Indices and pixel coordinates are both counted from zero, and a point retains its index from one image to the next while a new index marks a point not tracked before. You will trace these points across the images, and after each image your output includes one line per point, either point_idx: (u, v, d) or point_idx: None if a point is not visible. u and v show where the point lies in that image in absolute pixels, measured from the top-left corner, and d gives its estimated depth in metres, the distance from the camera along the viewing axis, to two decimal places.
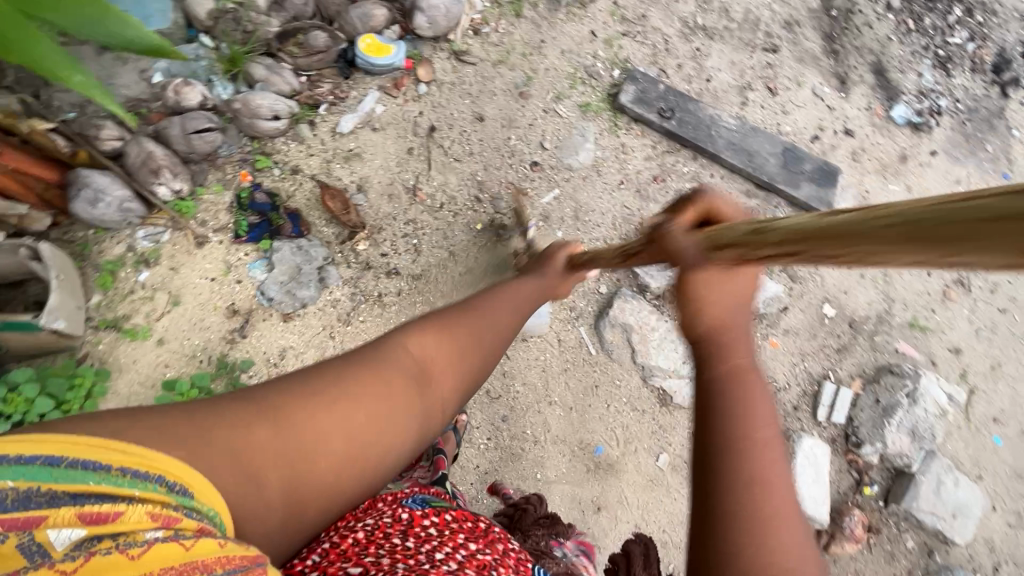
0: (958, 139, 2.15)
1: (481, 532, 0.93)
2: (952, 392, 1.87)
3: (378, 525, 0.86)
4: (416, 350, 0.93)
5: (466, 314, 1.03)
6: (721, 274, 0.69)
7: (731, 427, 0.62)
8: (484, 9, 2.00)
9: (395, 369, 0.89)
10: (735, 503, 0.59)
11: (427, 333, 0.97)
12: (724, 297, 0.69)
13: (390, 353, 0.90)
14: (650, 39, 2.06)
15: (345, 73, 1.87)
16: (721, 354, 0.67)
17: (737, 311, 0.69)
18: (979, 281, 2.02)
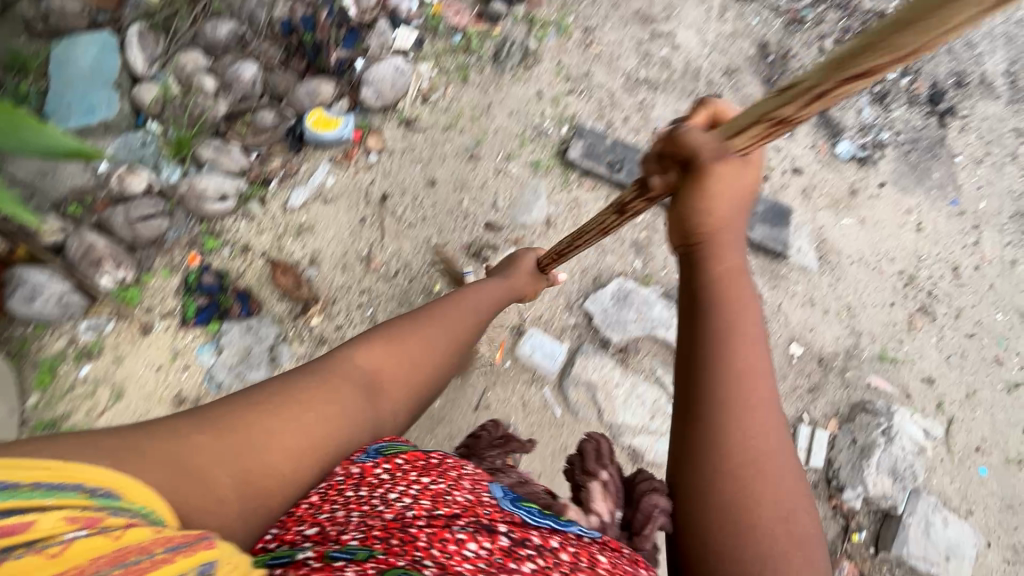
0: (904, 170, 2.20)
1: (433, 465, 0.85)
2: (927, 427, 1.82)
3: (330, 484, 0.81)
4: (368, 361, 1.00)
5: (423, 316, 1.14)
6: (735, 171, 0.80)
7: (717, 328, 0.83)
8: (431, 77, 2.05)
9: (348, 373, 0.96)
10: (721, 394, 0.81)
11: (377, 343, 1.04)
12: (727, 202, 0.82)
13: (336, 364, 0.97)
14: (596, 95, 2.12)
15: (295, 147, 1.87)
16: (715, 253, 0.86)
17: (733, 216, 0.84)
18: (942, 307, 2.03)
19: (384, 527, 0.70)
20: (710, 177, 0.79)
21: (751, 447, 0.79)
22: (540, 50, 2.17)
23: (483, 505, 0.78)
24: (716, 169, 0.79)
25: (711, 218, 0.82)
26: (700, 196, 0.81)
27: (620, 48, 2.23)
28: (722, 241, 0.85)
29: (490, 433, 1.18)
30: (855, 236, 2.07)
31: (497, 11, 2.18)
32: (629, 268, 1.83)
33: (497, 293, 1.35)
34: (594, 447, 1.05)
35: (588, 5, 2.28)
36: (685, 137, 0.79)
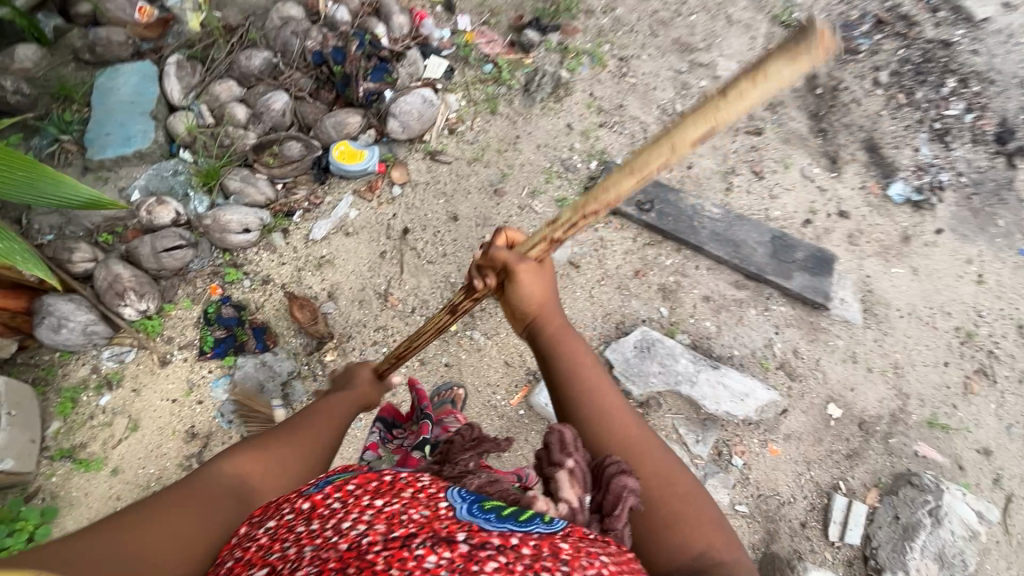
0: (965, 215, 2.03)
1: (386, 485, 0.69)
2: (982, 510, 1.64)
3: (279, 523, 0.68)
4: (234, 469, 0.86)
5: (299, 420, 1.04)
6: (536, 271, 1.02)
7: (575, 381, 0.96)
8: (459, 108, 2.03)
9: (209, 483, 0.82)
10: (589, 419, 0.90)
11: (248, 453, 0.90)
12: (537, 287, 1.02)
13: (197, 483, 0.82)
14: (628, 129, 2.05)
15: (320, 178, 1.88)
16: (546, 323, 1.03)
17: (549, 301, 1.04)
18: (1005, 370, 1.84)
19: (340, 558, 0.58)
20: (521, 274, 1.00)
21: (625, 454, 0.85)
22: (572, 80, 2.11)
23: (442, 519, 0.62)
24: (523, 269, 1.00)
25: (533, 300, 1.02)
26: (520, 289, 1.00)
27: (656, 79, 2.15)
28: (552, 316, 1.04)
29: (464, 438, 1.06)
30: (906, 287, 1.91)
31: (530, 40, 2.14)
32: (655, 314, 1.77)
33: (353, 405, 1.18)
34: (558, 437, 0.81)
35: (623, 35, 2.23)
36: (496, 254, 1.03)
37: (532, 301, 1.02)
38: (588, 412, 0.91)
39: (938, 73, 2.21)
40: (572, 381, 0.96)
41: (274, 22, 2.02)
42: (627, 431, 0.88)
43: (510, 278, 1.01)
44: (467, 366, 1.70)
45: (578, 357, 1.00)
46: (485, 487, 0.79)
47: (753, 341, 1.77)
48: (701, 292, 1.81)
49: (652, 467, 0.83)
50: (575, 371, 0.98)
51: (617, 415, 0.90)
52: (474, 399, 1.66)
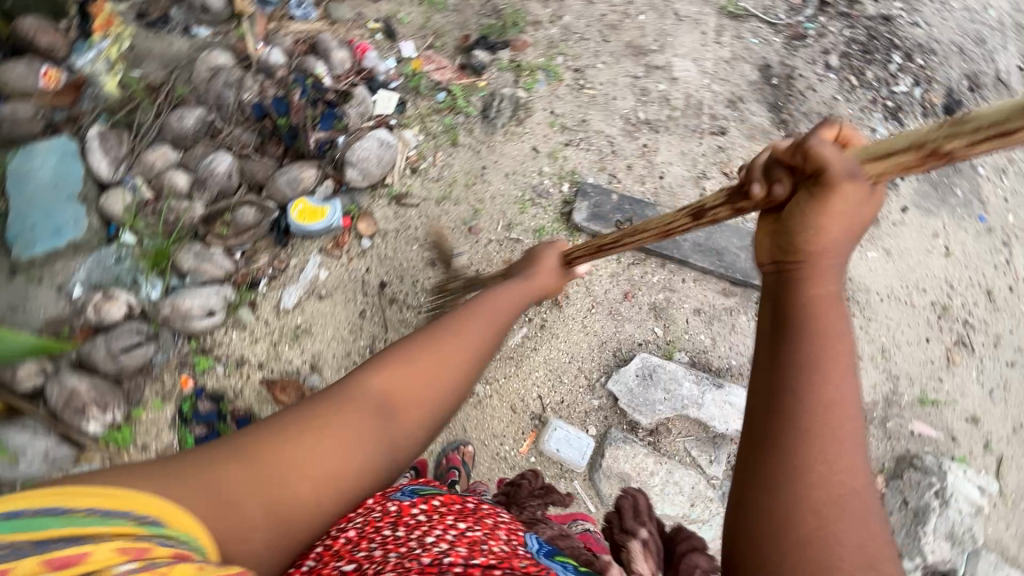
0: (926, 189, 2.08)
1: (467, 510, 0.90)
2: (982, 484, 1.71)
3: (374, 520, 0.84)
4: (382, 385, 0.87)
5: (444, 335, 0.96)
6: (860, 196, 0.61)
7: (807, 350, 0.58)
8: (418, 144, 1.93)
9: (365, 392, 0.86)
10: (811, 411, 0.56)
11: (392, 366, 0.90)
12: (848, 216, 0.60)
13: (352, 387, 0.86)
14: (595, 144, 2.00)
15: (281, 241, 1.76)
16: (816, 278, 0.60)
17: (848, 246, 0.61)
18: (980, 337, 1.92)
19: (423, 568, 0.68)
20: (830, 193, 0.60)
21: (831, 503, 0.54)
22: (531, 100, 2.04)
23: (518, 556, 0.76)
24: (840, 187, 0.60)
25: (819, 234, 0.60)
26: (815, 215, 0.60)
27: (615, 88, 2.10)
28: (829, 273, 0.60)
29: (530, 483, 1.39)
30: (882, 269, 1.96)
31: (480, 61, 2.05)
32: (651, 335, 1.74)
33: (499, 317, 1.06)
34: (631, 503, 0.99)
35: (575, 43, 2.16)
36: (816, 151, 0.61)
37: (817, 235, 0.60)
38: (818, 412, 0.56)
39: (883, 50, 2.25)
40: (805, 342, 0.58)
41: (203, 73, 1.85)
42: (842, 477, 0.55)
43: (811, 198, 0.61)
44: (469, 420, 1.63)
45: (841, 343, 0.58)
46: (558, 539, 0.97)
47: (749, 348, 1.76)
48: (691, 306, 1.78)
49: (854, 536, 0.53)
50: (824, 351, 0.58)
51: (845, 443, 0.56)
52: (482, 454, 1.60)
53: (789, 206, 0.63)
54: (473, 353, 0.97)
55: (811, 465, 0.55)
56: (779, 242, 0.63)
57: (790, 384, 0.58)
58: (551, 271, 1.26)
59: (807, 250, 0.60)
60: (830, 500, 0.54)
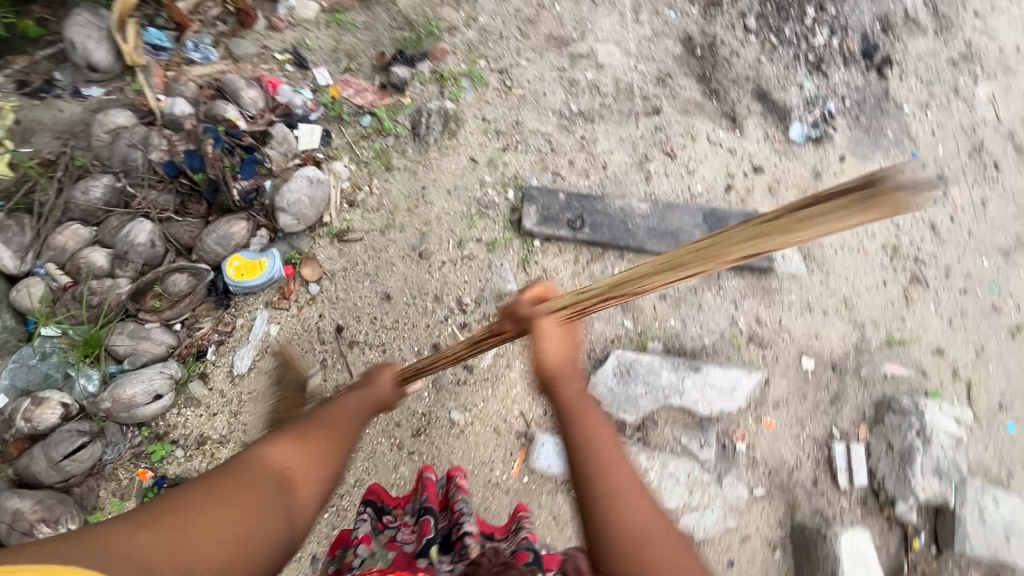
0: (859, 136, 2.12)
1: None
2: (958, 414, 1.77)
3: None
4: (271, 458, 0.86)
5: (327, 414, 0.97)
6: (562, 331, 0.91)
7: (579, 437, 0.86)
8: (351, 175, 1.84)
9: (256, 468, 0.83)
10: (593, 471, 0.83)
11: (280, 439, 0.90)
12: (560, 345, 0.90)
13: (240, 465, 0.83)
14: (533, 144, 1.95)
15: (222, 301, 1.65)
16: (564, 379, 0.90)
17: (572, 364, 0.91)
18: (932, 270, 1.97)
19: None
20: (541, 335, 0.89)
21: (626, 528, 0.78)
22: (460, 110, 1.97)
23: None
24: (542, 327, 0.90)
25: (549, 359, 0.89)
26: (543, 348, 0.89)
27: (543, 83, 2.06)
28: (571, 384, 0.90)
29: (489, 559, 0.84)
30: None
31: (400, 77, 1.96)
32: (622, 329, 1.72)
33: (368, 407, 1.03)
34: None
35: (495, 44, 2.10)
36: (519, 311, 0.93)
37: (552, 361, 0.89)
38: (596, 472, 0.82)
39: (797, 5, 2.27)
40: (576, 435, 0.86)
41: (102, 138, 1.71)
42: (627, 510, 0.79)
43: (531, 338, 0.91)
44: (454, 451, 1.57)
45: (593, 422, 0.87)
46: None
47: (718, 324, 1.77)
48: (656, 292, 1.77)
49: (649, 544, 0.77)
50: (592, 438, 0.85)
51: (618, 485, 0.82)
52: (474, 483, 1.55)
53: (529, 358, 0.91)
54: (360, 423, 1.01)
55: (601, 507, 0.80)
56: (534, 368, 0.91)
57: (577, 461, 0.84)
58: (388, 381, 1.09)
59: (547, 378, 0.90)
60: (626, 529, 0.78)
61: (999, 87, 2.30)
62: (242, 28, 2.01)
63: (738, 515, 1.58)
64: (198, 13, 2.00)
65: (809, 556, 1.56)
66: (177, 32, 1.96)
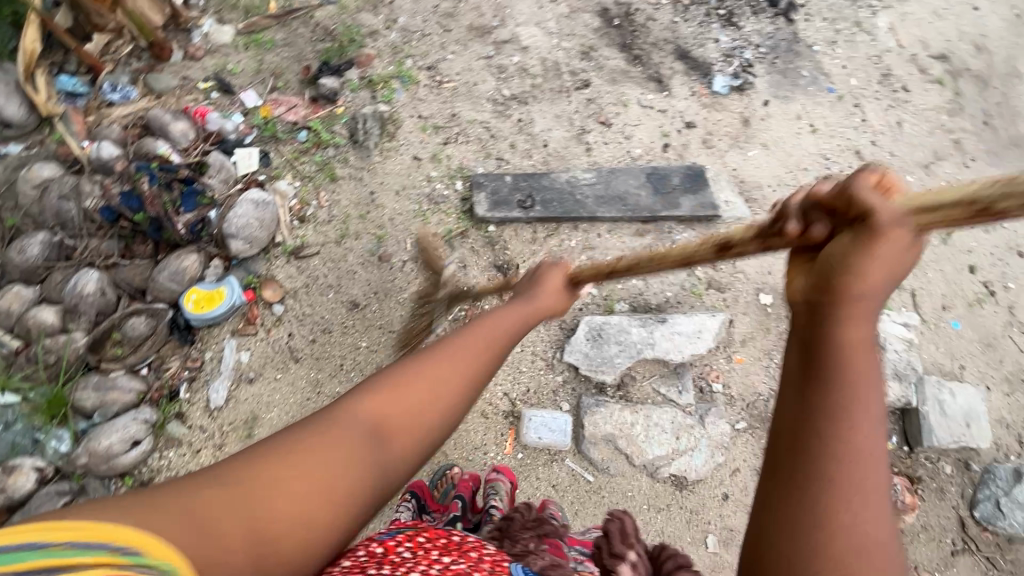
0: (778, 79, 2.24)
1: (453, 544, 0.82)
2: (905, 319, 1.90)
3: (352, 565, 0.74)
4: (373, 407, 0.75)
5: (454, 350, 0.86)
6: (902, 242, 0.55)
7: (839, 395, 0.54)
8: (296, 192, 1.83)
9: (351, 417, 0.73)
10: (835, 459, 0.53)
11: (382, 387, 0.78)
12: (887, 260, 0.55)
13: (341, 412, 0.73)
14: (473, 134, 1.98)
15: (186, 338, 1.62)
16: (858, 317, 0.55)
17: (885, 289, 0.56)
18: None
19: None
20: (866, 236, 0.55)
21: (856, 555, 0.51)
22: (395, 111, 1.98)
23: None
24: (889, 232, 0.54)
25: (863, 277, 0.54)
26: (862, 258, 0.55)
27: (472, 73, 2.09)
28: (865, 320, 0.55)
29: (524, 515, 1.13)
30: (766, 162, 2.08)
31: (330, 88, 1.96)
32: (588, 297, 1.77)
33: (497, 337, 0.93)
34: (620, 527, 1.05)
35: (419, 42, 2.12)
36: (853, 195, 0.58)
37: (863, 280, 0.55)
38: (842, 460, 0.53)
39: None
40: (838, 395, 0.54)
41: (31, 194, 1.66)
42: (866, 528, 0.52)
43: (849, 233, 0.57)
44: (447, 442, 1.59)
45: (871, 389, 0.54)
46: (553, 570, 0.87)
47: (677, 276, 1.82)
48: (615, 255, 1.83)
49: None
50: (854, 401, 0.54)
51: (872, 487, 0.53)
52: (470, 470, 1.57)
53: (830, 245, 0.59)
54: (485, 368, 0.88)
55: (815, 522, 0.53)
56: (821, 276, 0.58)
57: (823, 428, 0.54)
58: (557, 289, 1.13)
59: (845, 291, 0.55)
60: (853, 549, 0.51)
61: (896, 16, 2.46)
62: (159, 62, 1.97)
63: (724, 451, 1.61)
64: (110, 54, 1.95)
65: None
66: (92, 76, 1.91)
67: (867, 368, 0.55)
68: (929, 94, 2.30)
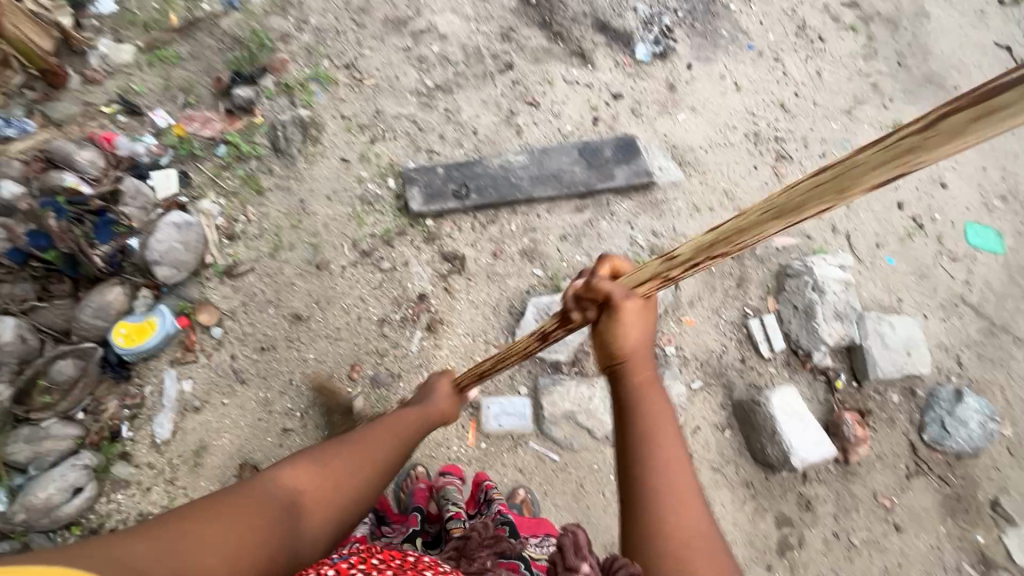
0: (698, 42, 2.26)
1: (409, 564, 0.77)
2: (842, 261, 1.95)
3: None
4: (288, 482, 0.84)
5: (359, 438, 0.99)
6: (642, 313, 0.82)
7: (643, 428, 0.76)
8: (222, 209, 1.77)
9: (273, 488, 0.81)
10: (655, 470, 0.73)
11: (303, 462, 0.89)
12: (637, 330, 0.81)
13: (262, 481, 0.82)
14: (400, 129, 1.94)
15: (121, 374, 1.55)
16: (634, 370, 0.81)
17: (645, 350, 0.82)
18: (792, 145, 2.14)
19: None
20: (620, 315, 0.81)
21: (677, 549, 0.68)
22: (316, 114, 1.93)
23: None
24: (625, 309, 0.81)
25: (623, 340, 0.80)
26: (619, 329, 0.81)
27: (393, 67, 2.04)
28: (644, 367, 0.81)
29: (481, 532, 1.10)
30: (695, 125, 2.10)
31: (244, 97, 1.88)
32: (534, 279, 1.77)
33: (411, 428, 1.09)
34: (574, 539, 0.75)
35: (334, 41, 2.06)
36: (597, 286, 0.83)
37: (625, 342, 0.81)
38: (658, 471, 0.73)
39: None
40: (637, 423, 0.77)
41: None
42: (684, 519, 0.70)
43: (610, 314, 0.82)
44: None
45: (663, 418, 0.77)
46: None
47: (620, 247, 1.84)
48: (556, 234, 1.83)
49: (701, 562, 0.68)
50: (653, 426, 0.76)
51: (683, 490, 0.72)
52: (435, 466, 1.55)
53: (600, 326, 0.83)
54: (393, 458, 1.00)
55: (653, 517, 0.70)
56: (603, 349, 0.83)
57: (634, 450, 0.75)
58: (444, 397, 1.21)
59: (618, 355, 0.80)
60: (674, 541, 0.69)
61: None
62: (56, 90, 1.86)
63: None
64: None
65: (753, 425, 1.70)
66: None
67: (656, 401, 0.79)
68: (844, 42, 2.36)
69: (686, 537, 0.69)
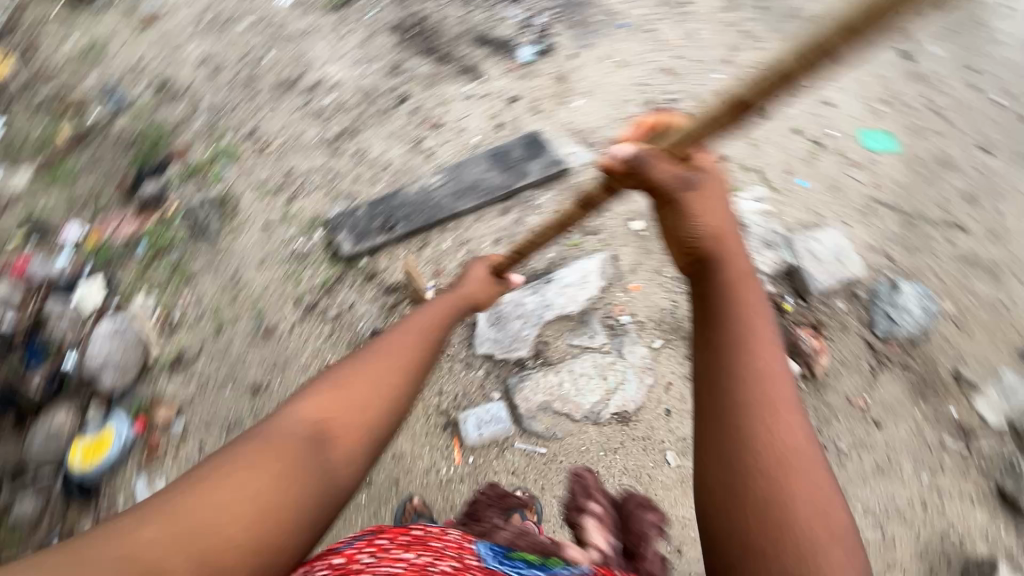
0: (576, 32, 2.38)
1: (416, 538, 0.96)
2: (757, 195, 2.09)
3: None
4: (309, 412, 0.88)
5: (376, 352, 1.03)
6: (708, 194, 0.80)
7: (734, 331, 0.73)
8: (156, 303, 1.75)
9: (289, 430, 0.85)
10: (750, 383, 0.70)
11: (324, 389, 0.92)
12: (710, 214, 0.79)
13: (278, 423, 0.86)
14: (315, 181, 1.97)
15: (85, 499, 1.48)
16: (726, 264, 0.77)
17: (730, 232, 0.79)
18: (685, 103, 2.27)
19: None
20: (689, 201, 0.79)
21: (779, 466, 0.66)
22: (229, 189, 1.94)
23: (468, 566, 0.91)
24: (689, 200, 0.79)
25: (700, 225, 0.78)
26: (692, 214, 0.78)
27: (294, 126, 2.08)
28: (731, 258, 0.78)
29: (489, 495, 1.43)
30: (593, 107, 2.21)
31: (153, 192, 1.89)
32: None
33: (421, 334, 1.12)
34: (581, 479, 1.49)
35: (230, 116, 2.09)
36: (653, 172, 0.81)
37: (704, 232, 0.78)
38: (755, 383, 0.70)
39: None
40: (733, 327, 0.73)
41: None
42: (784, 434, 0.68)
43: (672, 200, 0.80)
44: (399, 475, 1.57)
45: (758, 320, 0.74)
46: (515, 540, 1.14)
47: (552, 235, 1.89)
48: (489, 240, 1.88)
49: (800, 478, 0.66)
50: (749, 331, 0.73)
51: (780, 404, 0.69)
52: (430, 492, 1.55)
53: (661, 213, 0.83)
54: (410, 365, 1.02)
55: (752, 436, 0.67)
56: (674, 234, 0.80)
57: (724, 361, 0.72)
58: (479, 281, 1.42)
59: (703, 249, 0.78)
60: (776, 459, 0.66)
61: None
62: None
63: (651, 371, 1.69)
64: None
65: None
66: None
67: (754, 306, 0.75)
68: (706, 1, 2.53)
69: (785, 456, 0.66)
